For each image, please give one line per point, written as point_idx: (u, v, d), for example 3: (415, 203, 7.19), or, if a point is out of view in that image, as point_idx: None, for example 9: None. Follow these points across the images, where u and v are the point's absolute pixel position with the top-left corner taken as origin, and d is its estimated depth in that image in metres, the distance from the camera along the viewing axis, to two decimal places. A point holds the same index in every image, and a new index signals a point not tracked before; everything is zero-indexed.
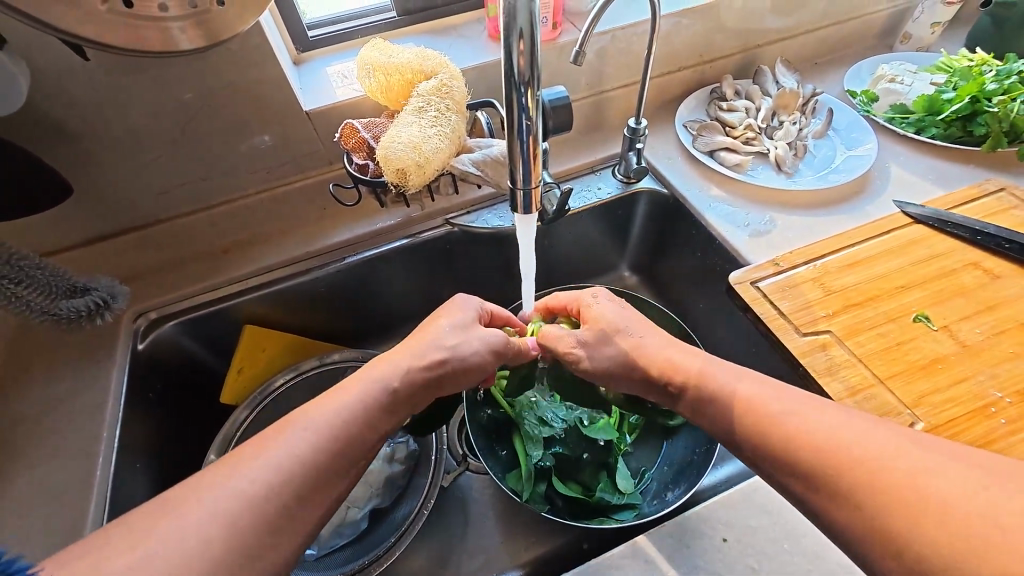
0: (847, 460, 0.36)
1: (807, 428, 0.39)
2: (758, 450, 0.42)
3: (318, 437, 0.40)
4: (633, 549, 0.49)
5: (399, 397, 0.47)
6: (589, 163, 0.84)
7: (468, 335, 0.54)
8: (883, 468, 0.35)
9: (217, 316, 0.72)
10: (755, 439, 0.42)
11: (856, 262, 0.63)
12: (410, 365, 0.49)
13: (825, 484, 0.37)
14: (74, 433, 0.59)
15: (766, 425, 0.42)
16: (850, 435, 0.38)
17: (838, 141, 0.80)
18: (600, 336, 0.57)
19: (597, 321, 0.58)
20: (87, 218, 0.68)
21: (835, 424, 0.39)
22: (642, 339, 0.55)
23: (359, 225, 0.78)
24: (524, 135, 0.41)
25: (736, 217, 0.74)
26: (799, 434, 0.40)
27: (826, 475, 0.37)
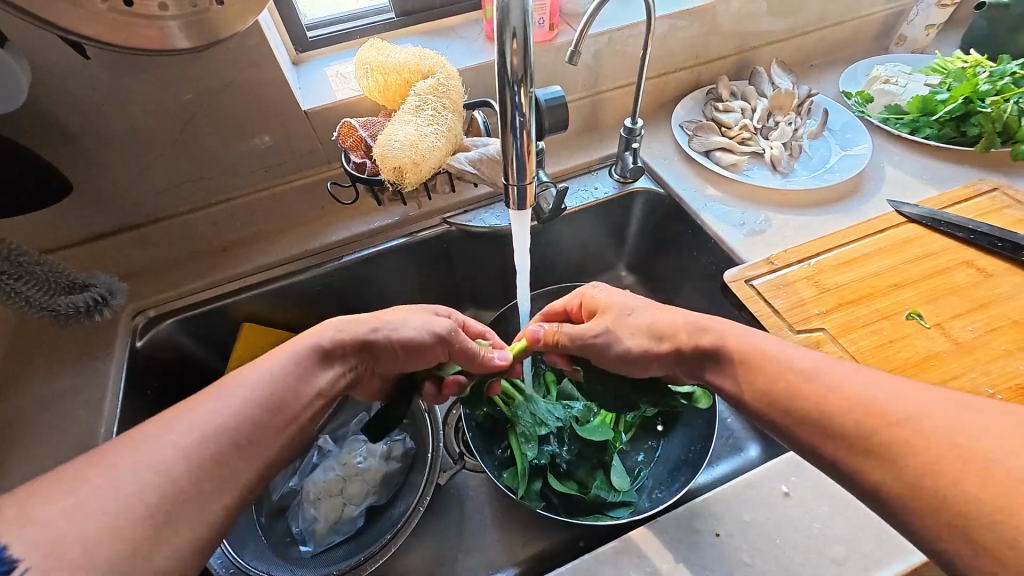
0: (890, 418, 0.36)
1: (842, 387, 0.39)
2: (784, 416, 0.42)
3: (259, 399, 0.40)
4: (626, 544, 0.49)
5: (330, 358, 0.47)
6: (586, 163, 0.85)
7: (407, 315, 0.55)
8: (924, 425, 0.35)
9: (216, 315, 0.73)
10: (785, 400, 0.42)
11: (851, 261, 0.63)
12: (344, 334, 0.49)
13: (869, 443, 0.36)
14: (71, 429, 0.59)
15: (796, 388, 0.41)
16: (886, 395, 0.37)
17: (833, 142, 0.80)
18: (618, 318, 0.54)
19: (607, 308, 0.55)
20: (85, 216, 0.68)
21: (867, 383, 0.39)
22: (657, 314, 0.53)
23: (356, 223, 0.78)
24: (518, 132, 0.41)
25: (731, 216, 0.75)
26: (831, 396, 0.39)
27: (867, 434, 0.36)
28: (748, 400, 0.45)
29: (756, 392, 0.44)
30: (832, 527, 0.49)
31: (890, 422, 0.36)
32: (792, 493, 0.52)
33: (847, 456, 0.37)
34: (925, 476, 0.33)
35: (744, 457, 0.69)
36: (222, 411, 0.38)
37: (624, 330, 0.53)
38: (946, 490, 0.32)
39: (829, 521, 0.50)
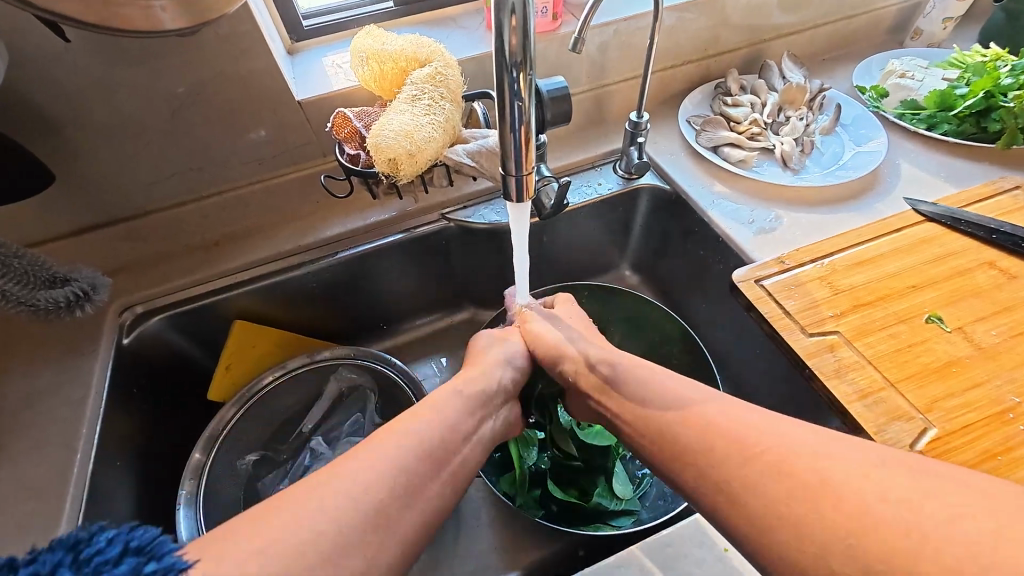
0: (761, 449, 0.38)
1: (721, 421, 0.42)
2: (673, 448, 0.43)
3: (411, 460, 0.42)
4: (628, 558, 0.46)
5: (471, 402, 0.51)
6: (589, 159, 0.82)
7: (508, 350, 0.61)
8: (790, 455, 0.37)
9: (206, 311, 0.70)
10: (707, 459, 0.40)
11: (865, 261, 0.60)
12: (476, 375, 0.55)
13: (738, 470, 0.38)
14: (52, 428, 0.57)
15: (678, 421, 0.44)
16: (757, 426, 0.40)
17: (846, 137, 0.77)
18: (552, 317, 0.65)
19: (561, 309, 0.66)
20: (71, 208, 0.66)
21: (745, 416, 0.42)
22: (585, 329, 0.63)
23: (352, 218, 0.76)
24: (518, 125, 0.39)
25: (740, 213, 0.72)
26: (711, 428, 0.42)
27: (736, 462, 0.39)
28: (642, 432, 0.47)
29: (647, 424, 0.46)
30: None
31: (761, 453, 0.38)
32: None
33: (719, 486, 0.39)
34: (789, 500, 0.35)
35: None
36: (389, 450, 0.41)
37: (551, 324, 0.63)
38: (800, 514, 0.34)
39: None
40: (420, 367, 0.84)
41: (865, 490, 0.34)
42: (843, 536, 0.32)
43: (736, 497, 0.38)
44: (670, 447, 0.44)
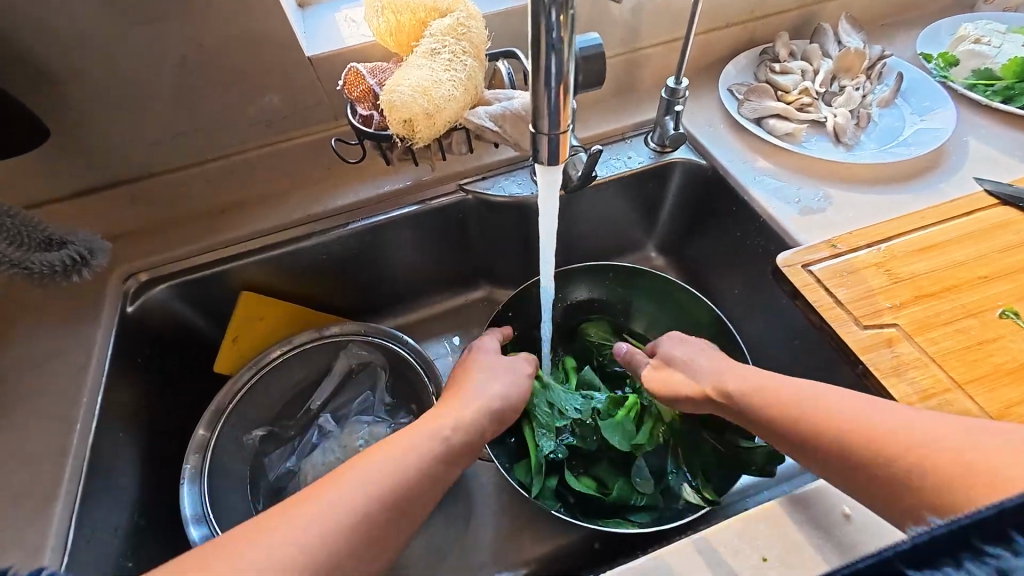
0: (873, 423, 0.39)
1: (826, 392, 0.43)
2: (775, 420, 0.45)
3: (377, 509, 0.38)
4: (654, 563, 0.41)
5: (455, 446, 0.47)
6: (619, 129, 0.76)
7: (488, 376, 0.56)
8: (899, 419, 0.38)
9: (212, 281, 0.67)
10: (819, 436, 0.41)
11: (929, 247, 0.54)
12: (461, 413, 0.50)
13: (846, 431, 0.39)
14: (52, 396, 0.55)
15: (781, 394, 0.46)
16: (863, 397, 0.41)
17: (907, 110, 0.70)
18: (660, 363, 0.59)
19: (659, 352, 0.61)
20: (72, 168, 0.63)
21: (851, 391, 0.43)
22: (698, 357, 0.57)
23: (364, 187, 0.71)
24: (554, 82, 0.34)
25: (784, 191, 0.66)
26: (817, 398, 0.43)
27: (843, 424, 0.40)
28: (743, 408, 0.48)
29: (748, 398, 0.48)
30: None
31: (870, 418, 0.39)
32: (854, 515, 0.43)
33: (814, 448, 0.41)
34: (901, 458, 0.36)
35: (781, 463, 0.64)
36: (361, 478, 0.39)
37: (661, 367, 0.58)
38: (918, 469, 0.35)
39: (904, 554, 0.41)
40: (432, 346, 0.81)
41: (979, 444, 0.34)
42: (959, 484, 0.33)
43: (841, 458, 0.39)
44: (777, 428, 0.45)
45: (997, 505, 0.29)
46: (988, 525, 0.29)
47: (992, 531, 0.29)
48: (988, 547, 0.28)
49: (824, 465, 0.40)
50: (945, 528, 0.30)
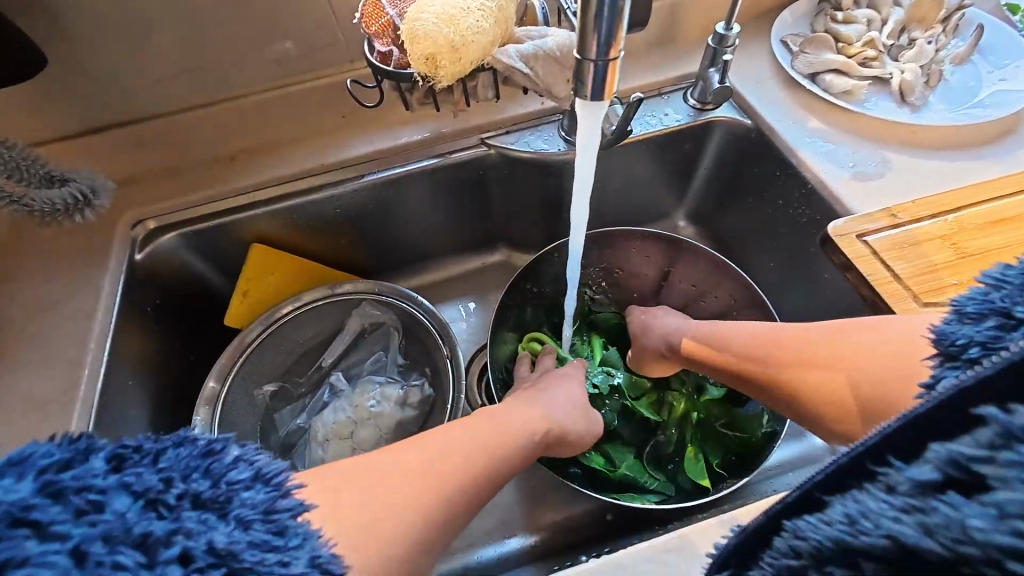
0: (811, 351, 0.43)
1: (768, 335, 0.48)
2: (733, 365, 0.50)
3: None
4: (679, 542, 0.39)
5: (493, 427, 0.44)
6: (656, 83, 0.70)
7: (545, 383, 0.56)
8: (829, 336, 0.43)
9: (222, 231, 0.65)
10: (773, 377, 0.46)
11: (1002, 220, 0.48)
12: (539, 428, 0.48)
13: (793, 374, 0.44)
14: (61, 340, 0.54)
15: (732, 343, 0.51)
16: (798, 326, 0.46)
17: (985, 68, 0.62)
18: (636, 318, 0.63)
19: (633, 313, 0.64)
20: (76, 103, 0.60)
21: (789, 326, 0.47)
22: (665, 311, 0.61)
23: (381, 137, 0.67)
24: (607, 9, 0.29)
25: (838, 155, 0.60)
26: (764, 342, 0.47)
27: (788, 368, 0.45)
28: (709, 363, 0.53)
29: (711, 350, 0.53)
30: None
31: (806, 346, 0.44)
32: None
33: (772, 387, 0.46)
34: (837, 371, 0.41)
35: (809, 446, 0.61)
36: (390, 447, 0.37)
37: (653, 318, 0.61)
38: (855, 384, 0.40)
39: None
40: (446, 310, 0.78)
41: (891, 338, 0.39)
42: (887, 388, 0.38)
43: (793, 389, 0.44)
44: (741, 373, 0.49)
45: (884, 428, 0.27)
46: (878, 449, 0.26)
47: (877, 454, 0.26)
48: (879, 468, 0.26)
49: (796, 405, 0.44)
50: (843, 456, 0.27)
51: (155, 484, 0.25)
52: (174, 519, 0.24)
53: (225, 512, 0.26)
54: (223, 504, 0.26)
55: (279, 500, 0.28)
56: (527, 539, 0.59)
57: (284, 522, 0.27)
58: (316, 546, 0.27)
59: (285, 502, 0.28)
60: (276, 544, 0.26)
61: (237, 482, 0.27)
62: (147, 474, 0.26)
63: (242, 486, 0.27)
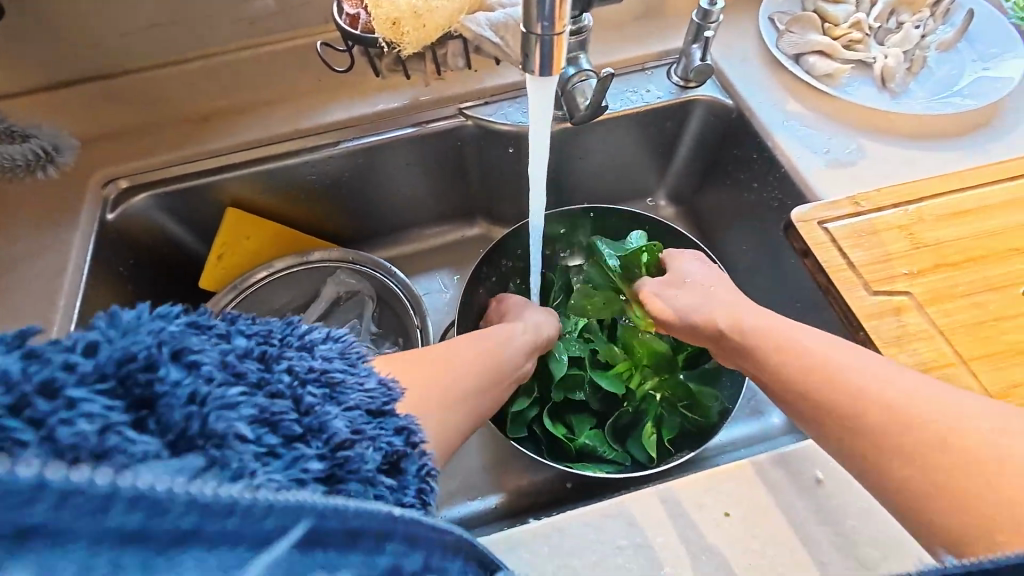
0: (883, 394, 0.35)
1: (843, 364, 0.38)
2: (775, 369, 0.42)
3: None
4: (615, 507, 0.41)
5: None
6: (639, 58, 0.68)
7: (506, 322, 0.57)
8: (925, 414, 0.33)
9: (195, 194, 0.64)
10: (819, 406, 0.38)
11: (961, 212, 0.49)
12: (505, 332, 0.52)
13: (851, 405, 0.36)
14: (32, 297, 0.55)
15: (790, 352, 0.41)
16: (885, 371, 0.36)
17: (970, 57, 0.61)
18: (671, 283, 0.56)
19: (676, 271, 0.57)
20: (43, 55, 0.59)
21: (881, 364, 0.37)
22: (716, 287, 0.53)
23: (358, 103, 0.66)
24: None
25: (814, 140, 0.60)
26: (833, 370, 0.38)
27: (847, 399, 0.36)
28: (749, 359, 0.45)
29: (761, 348, 0.44)
30: (873, 527, 0.40)
31: (880, 403, 0.34)
32: (826, 481, 0.42)
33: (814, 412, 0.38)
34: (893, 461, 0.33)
35: (764, 424, 0.63)
36: None
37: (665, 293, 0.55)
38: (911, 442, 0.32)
39: (869, 520, 0.40)
40: (423, 281, 0.79)
41: (995, 472, 0.29)
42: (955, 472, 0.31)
43: (829, 431, 0.37)
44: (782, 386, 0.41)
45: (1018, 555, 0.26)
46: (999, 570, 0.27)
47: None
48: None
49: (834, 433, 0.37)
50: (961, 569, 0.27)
51: (261, 330, 0.28)
52: (278, 352, 0.27)
53: (313, 351, 0.29)
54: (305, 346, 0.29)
55: (352, 347, 0.30)
56: (489, 501, 0.62)
57: (357, 358, 0.30)
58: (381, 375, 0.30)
59: (356, 347, 0.30)
60: (355, 372, 0.29)
61: (318, 334, 0.30)
62: (248, 322, 0.28)
63: (320, 338, 0.30)
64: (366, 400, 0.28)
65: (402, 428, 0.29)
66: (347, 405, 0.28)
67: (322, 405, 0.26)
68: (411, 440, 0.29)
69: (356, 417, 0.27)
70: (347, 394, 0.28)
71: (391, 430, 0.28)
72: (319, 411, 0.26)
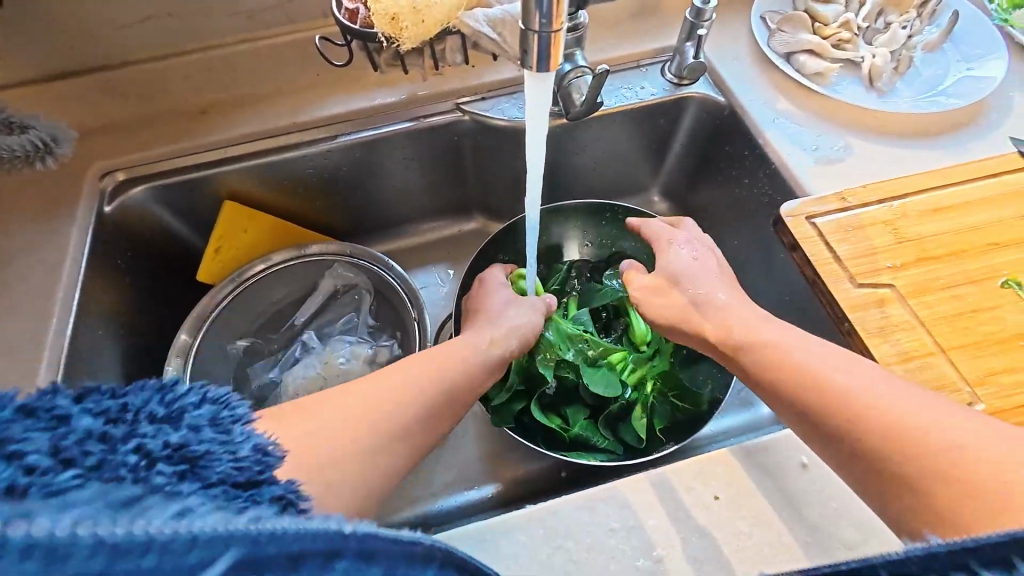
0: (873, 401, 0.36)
1: (842, 381, 0.37)
2: (771, 385, 0.41)
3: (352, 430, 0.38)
4: (609, 492, 0.43)
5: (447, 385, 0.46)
6: (634, 55, 0.69)
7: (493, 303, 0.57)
8: (912, 418, 0.34)
9: (192, 187, 0.65)
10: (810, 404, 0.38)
11: (943, 208, 0.51)
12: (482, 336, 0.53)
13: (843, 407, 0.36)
14: (30, 289, 0.55)
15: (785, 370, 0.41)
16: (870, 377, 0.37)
17: (955, 57, 0.63)
18: (665, 283, 0.54)
19: (664, 266, 0.55)
20: (39, 47, 0.59)
21: (872, 379, 0.37)
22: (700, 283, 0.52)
23: (355, 98, 0.67)
24: None
25: (803, 137, 0.61)
26: (831, 386, 0.37)
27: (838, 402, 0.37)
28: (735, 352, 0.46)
29: (751, 346, 0.44)
30: (854, 509, 0.42)
31: (872, 408, 0.35)
32: (811, 465, 0.44)
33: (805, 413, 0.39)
34: (888, 475, 0.34)
35: (754, 414, 0.65)
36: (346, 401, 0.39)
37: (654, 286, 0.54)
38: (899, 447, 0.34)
39: (851, 503, 0.42)
40: (420, 275, 0.79)
41: (974, 470, 0.31)
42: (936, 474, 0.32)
43: (829, 446, 0.37)
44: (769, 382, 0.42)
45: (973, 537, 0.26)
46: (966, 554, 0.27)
47: (997, 555, 0.26)
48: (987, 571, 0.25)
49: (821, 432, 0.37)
50: (943, 548, 0.26)
51: (113, 406, 0.26)
52: (131, 428, 0.26)
53: (177, 422, 0.27)
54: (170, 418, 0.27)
55: (224, 412, 0.29)
56: (485, 490, 0.63)
57: (230, 424, 0.29)
58: (259, 438, 0.29)
59: (232, 410, 0.29)
60: (223, 441, 0.28)
61: (188, 400, 0.28)
62: (100, 398, 0.26)
63: (190, 405, 0.28)
64: (233, 470, 0.27)
65: (280, 496, 0.27)
66: (211, 477, 0.26)
67: (176, 483, 0.25)
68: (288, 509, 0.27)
69: (219, 490, 0.26)
70: (211, 466, 0.26)
71: (267, 499, 0.27)
72: (169, 491, 0.24)
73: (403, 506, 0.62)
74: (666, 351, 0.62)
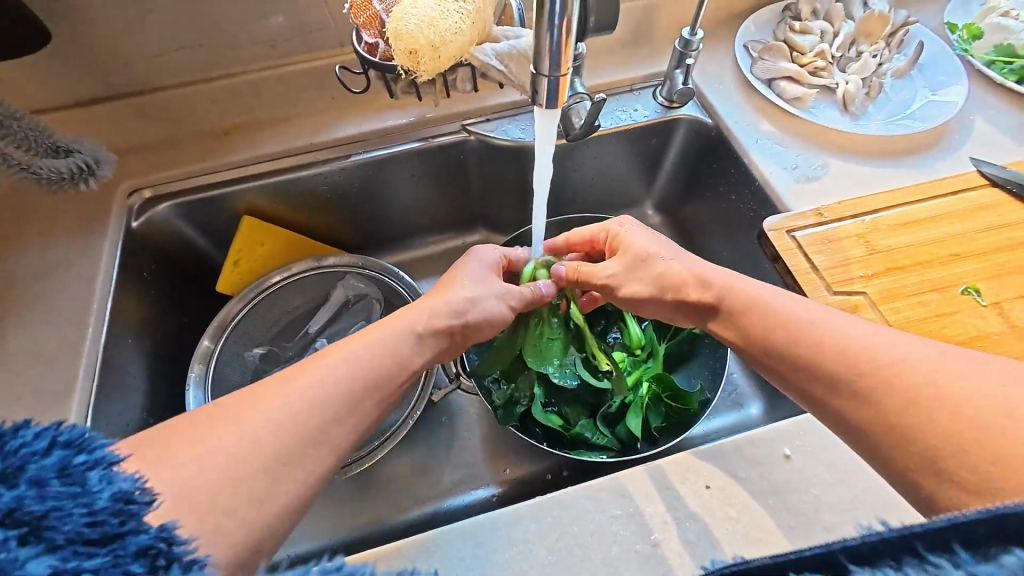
0: (857, 352, 0.37)
1: (865, 345, 0.37)
2: (760, 346, 0.43)
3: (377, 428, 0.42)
4: (610, 482, 0.47)
5: None
6: (628, 80, 0.75)
7: (484, 283, 0.53)
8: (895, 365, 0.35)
9: (214, 203, 0.69)
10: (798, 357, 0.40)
11: (910, 222, 0.56)
12: (440, 318, 0.47)
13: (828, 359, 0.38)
14: (65, 300, 0.59)
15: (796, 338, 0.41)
16: (857, 331, 0.38)
17: (921, 83, 0.69)
18: (636, 264, 0.54)
19: (627, 250, 0.55)
20: (75, 76, 0.63)
21: (893, 344, 0.37)
22: (676, 263, 0.52)
23: (369, 120, 0.71)
24: (557, 23, 0.34)
25: (784, 157, 0.66)
26: (832, 347, 0.38)
27: (824, 353, 0.38)
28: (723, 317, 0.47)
29: (736, 309, 0.46)
30: (832, 496, 0.46)
31: (858, 358, 0.37)
32: (793, 456, 0.48)
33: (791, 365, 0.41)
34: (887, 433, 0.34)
35: (743, 414, 0.69)
36: None
37: (637, 271, 0.54)
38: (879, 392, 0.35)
39: (829, 490, 0.46)
40: (426, 285, 0.83)
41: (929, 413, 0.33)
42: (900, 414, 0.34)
43: (837, 409, 0.37)
44: (757, 342, 0.44)
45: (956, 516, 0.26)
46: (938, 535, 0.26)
47: (940, 541, 0.26)
48: (933, 556, 0.26)
49: (806, 380, 0.39)
50: (895, 534, 0.27)
51: None
52: None
53: (14, 478, 0.24)
54: (11, 469, 0.24)
55: (77, 458, 0.26)
56: (491, 489, 0.66)
57: (82, 474, 0.26)
58: (121, 484, 0.27)
59: (82, 457, 0.27)
60: (77, 493, 0.25)
61: (33, 448, 0.25)
62: None
63: (34, 454, 0.25)
64: (85, 528, 0.24)
65: (147, 547, 0.25)
66: (54, 540, 0.23)
67: (13, 549, 0.22)
68: (156, 562, 0.25)
69: (65, 553, 0.23)
70: (59, 524, 0.24)
71: (130, 553, 0.25)
72: (4, 560, 0.22)
73: (413, 505, 0.65)
74: (660, 354, 0.66)
